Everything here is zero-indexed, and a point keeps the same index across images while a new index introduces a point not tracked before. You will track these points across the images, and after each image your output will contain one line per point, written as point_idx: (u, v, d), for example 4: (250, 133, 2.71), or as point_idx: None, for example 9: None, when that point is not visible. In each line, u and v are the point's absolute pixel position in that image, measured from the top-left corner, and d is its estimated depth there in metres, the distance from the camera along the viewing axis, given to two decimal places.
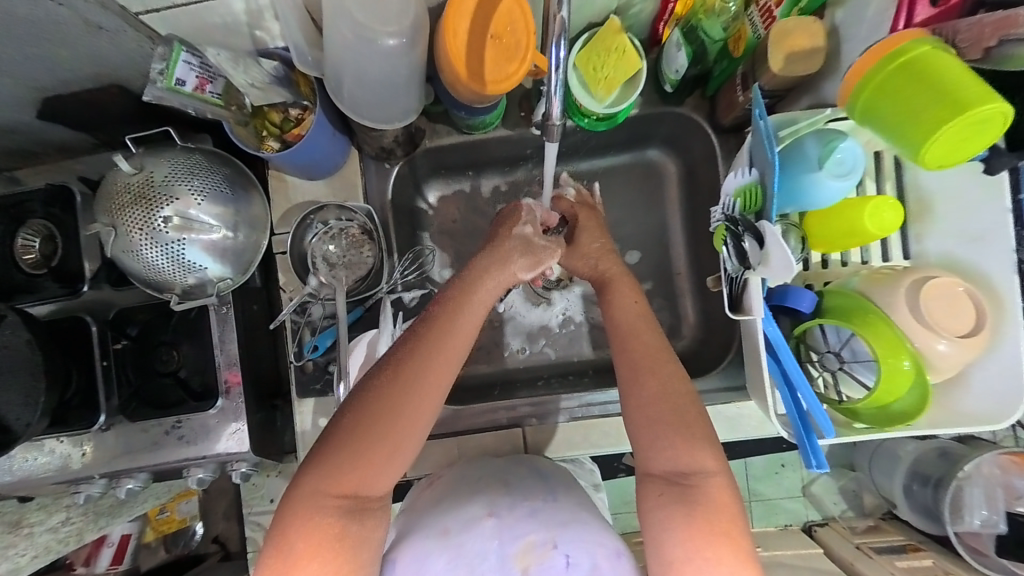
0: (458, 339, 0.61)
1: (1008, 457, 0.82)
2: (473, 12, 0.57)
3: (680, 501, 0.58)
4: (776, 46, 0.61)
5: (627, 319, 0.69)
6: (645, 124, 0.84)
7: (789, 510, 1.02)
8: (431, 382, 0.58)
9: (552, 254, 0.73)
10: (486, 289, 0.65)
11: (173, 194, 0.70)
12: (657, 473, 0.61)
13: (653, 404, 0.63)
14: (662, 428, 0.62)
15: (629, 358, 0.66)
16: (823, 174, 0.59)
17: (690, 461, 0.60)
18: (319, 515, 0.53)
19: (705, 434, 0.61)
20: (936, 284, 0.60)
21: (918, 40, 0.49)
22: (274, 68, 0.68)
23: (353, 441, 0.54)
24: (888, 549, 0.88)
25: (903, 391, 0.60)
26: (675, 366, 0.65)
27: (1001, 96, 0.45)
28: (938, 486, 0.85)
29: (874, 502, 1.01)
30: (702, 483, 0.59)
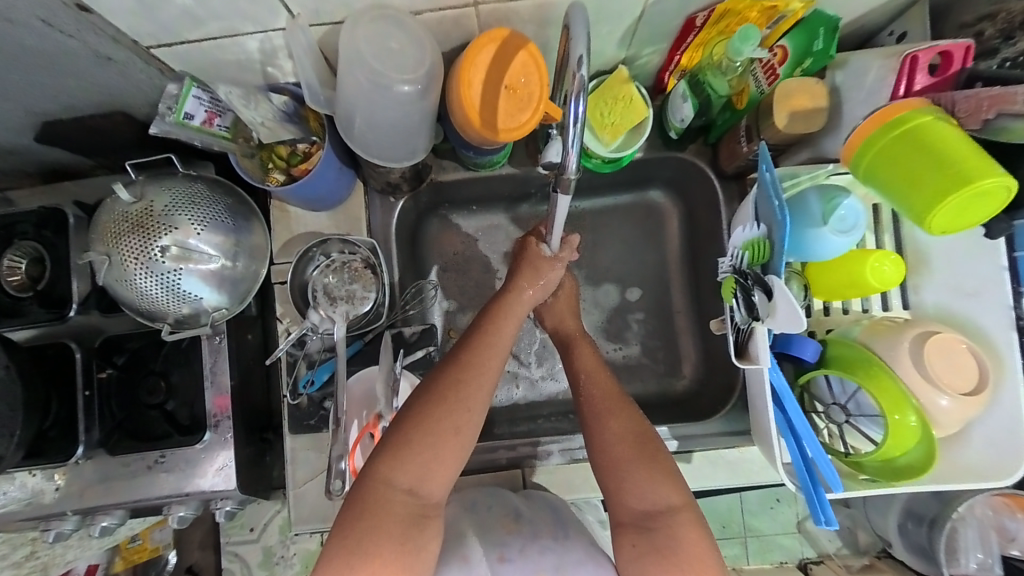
0: (507, 338, 0.64)
1: (1001, 497, 0.80)
2: (490, 62, 0.58)
3: (653, 552, 0.57)
4: (780, 104, 0.64)
5: (587, 366, 0.70)
6: (648, 167, 0.86)
7: (784, 546, 1.02)
8: (487, 376, 0.60)
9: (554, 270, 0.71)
10: (520, 303, 0.68)
11: (172, 223, 0.69)
12: (627, 521, 0.60)
13: (612, 447, 0.62)
14: (625, 467, 0.61)
15: (590, 401, 0.66)
16: (827, 230, 0.60)
17: (659, 497, 0.59)
18: (384, 510, 0.53)
19: (672, 470, 0.61)
20: (940, 339, 0.60)
21: (921, 109, 0.52)
22: (284, 103, 0.67)
23: (419, 431, 0.55)
24: None
25: (909, 447, 0.59)
26: (631, 409, 0.65)
27: (1003, 172, 0.47)
28: (933, 526, 0.82)
29: (868, 540, 0.98)
30: (670, 524, 0.58)
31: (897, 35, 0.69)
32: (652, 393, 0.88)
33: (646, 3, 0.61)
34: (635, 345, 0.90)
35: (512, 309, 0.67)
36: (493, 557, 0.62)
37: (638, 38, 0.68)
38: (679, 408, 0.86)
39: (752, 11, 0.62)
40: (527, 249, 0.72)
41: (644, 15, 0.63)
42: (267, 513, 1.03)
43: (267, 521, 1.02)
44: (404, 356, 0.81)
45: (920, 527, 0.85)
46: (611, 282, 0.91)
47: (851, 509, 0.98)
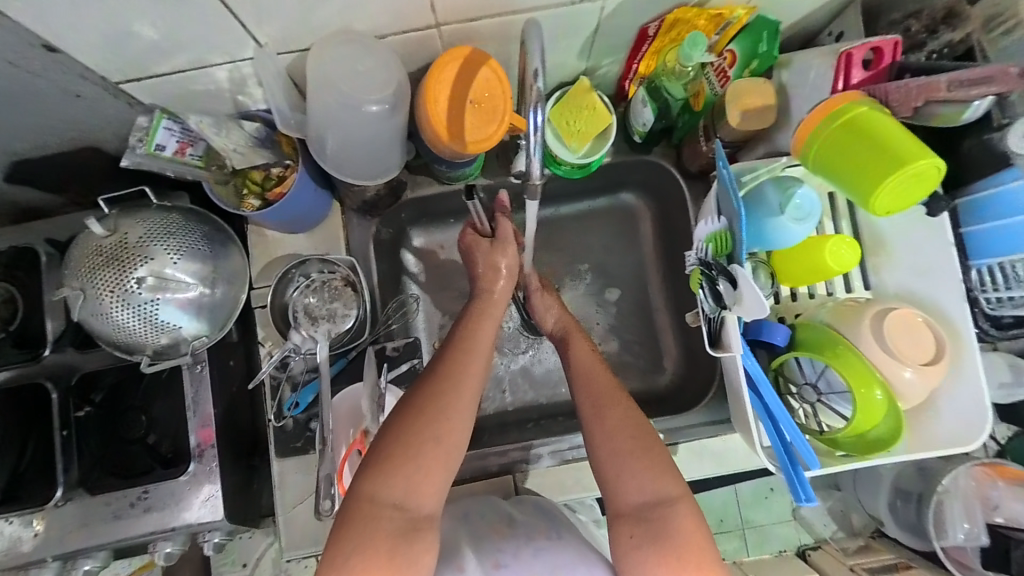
0: (487, 340, 0.65)
1: (981, 468, 0.81)
2: (454, 77, 0.59)
3: (651, 543, 0.55)
4: (731, 104, 0.68)
5: (584, 360, 0.69)
6: (618, 172, 0.89)
7: (779, 535, 1.03)
8: (470, 381, 0.60)
9: (503, 252, 0.72)
10: (495, 306, 0.69)
11: (147, 254, 0.69)
12: (626, 513, 0.58)
13: (612, 438, 0.61)
14: (630, 462, 0.59)
15: (590, 390, 0.65)
16: (785, 219, 0.63)
17: (657, 489, 0.58)
18: (372, 526, 0.51)
19: (667, 460, 0.60)
20: (899, 317, 0.63)
21: (857, 100, 0.56)
22: (255, 129, 0.69)
23: (402, 443, 0.54)
24: (879, 568, 0.88)
25: (879, 420, 0.61)
26: (631, 404, 0.64)
27: (933, 156, 0.51)
28: (919, 501, 0.85)
29: (861, 521, 1.00)
30: (667, 515, 0.56)
31: (835, 36, 0.74)
32: (637, 388, 0.90)
33: (600, 16, 0.65)
34: (616, 344, 0.92)
35: (488, 310, 0.69)
36: (486, 566, 0.61)
37: (596, 49, 0.73)
38: (663, 403, 0.88)
39: (701, 18, 0.67)
40: (473, 246, 0.74)
41: (601, 27, 0.67)
42: (259, 546, 1.00)
43: (260, 555, 1.00)
44: (388, 370, 0.80)
45: (907, 503, 0.87)
46: (590, 283, 0.94)
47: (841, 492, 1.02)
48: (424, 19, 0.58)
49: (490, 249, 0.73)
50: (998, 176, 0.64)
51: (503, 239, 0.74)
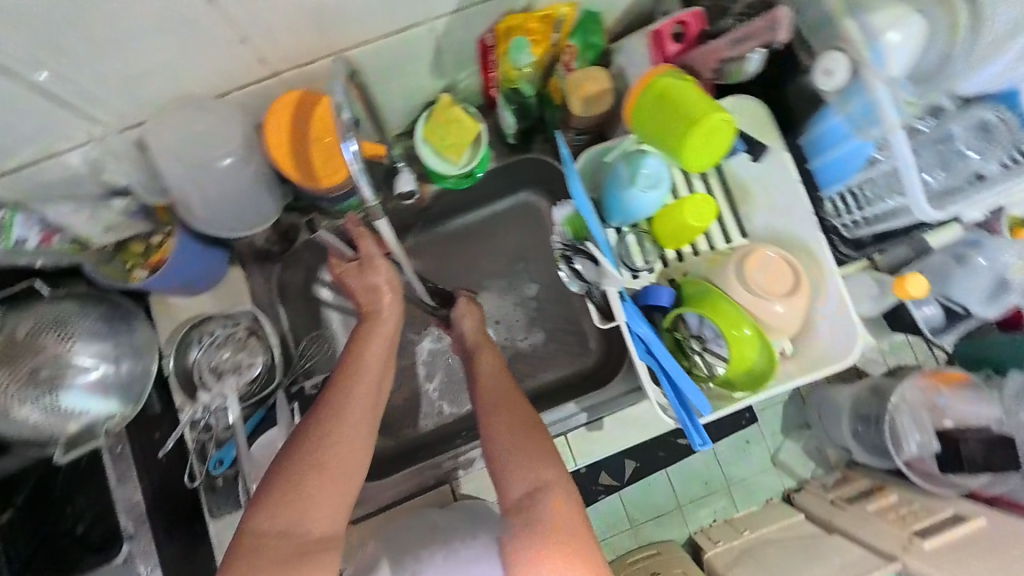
0: (380, 356, 0.65)
1: (925, 379, 0.87)
2: (290, 119, 0.63)
3: (526, 529, 0.56)
4: (571, 94, 0.71)
5: (491, 371, 0.71)
6: (509, 173, 0.91)
7: (766, 485, 1.00)
8: (361, 398, 0.61)
9: (382, 273, 0.70)
10: (388, 324, 0.69)
11: (40, 345, 0.70)
12: (510, 504, 0.59)
13: (503, 435, 0.63)
14: (520, 453, 0.61)
15: (485, 395, 0.68)
16: (636, 189, 0.68)
17: (536, 477, 0.60)
18: (261, 558, 0.51)
19: (551, 449, 0.62)
20: (760, 257, 0.68)
21: (662, 70, 0.60)
22: (129, 206, 0.70)
23: (291, 470, 0.55)
24: (858, 496, 0.91)
25: (755, 355, 0.66)
26: (526, 404, 0.66)
27: (720, 109, 0.57)
28: (877, 422, 0.89)
29: (835, 455, 1.00)
30: (542, 501, 0.58)
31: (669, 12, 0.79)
32: (568, 374, 0.93)
33: (435, 37, 0.68)
34: (540, 336, 0.95)
35: (378, 331, 0.68)
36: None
37: (446, 66, 0.74)
38: (593, 384, 0.90)
39: (531, 22, 0.68)
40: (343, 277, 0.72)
41: (439, 47, 0.70)
42: None
43: None
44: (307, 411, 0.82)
45: (868, 427, 0.91)
46: (507, 282, 0.96)
47: (812, 430, 1.01)
48: (260, 71, 0.61)
49: (360, 271, 0.71)
50: (822, 113, 0.68)
51: (370, 264, 0.70)
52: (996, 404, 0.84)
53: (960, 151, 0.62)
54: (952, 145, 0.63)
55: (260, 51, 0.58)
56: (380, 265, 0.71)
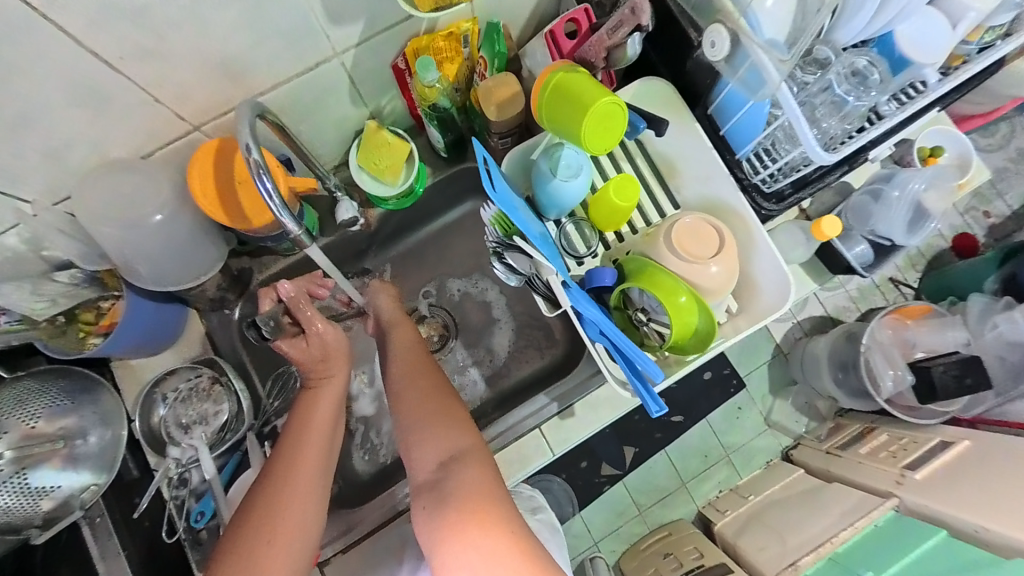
0: (327, 416, 0.64)
1: (892, 316, 0.89)
2: (215, 168, 0.65)
3: (437, 504, 0.55)
4: (486, 102, 0.74)
5: (404, 346, 0.71)
6: (450, 185, 0.94)
7: (764, 447, 1.03)
8: (308, 461, 0.60)
9: (333, 333, 0.69)
10: (331, 386, 0.67)
11: (2, 429, 0.69)
12: (423, 482, 0.58)
13: (415, 408, 0.63)
14: (431, 425, 0.61)
15: (398, 373, 0.68)
16: (559, 181, 0.71)
17: (449, 446, 0.59)
18: None
19: (464, 420, 0.62)
20: (684, 226, 0.71)
21: (554, 68, 0.64)
22: (74, 276, 0.71)
23: (239, 540, 0.55)
24: (848, 442, 0.93)
25: (697, 319, 0.69)
26: (441, 377, 0.67)
27: (609, 93, 0.60)
28: (854, 368, 0.91)
29: (826, 406, 1.02)
30: (456, 469, 0.57)
31: None
32: (539, 368, 0.95)
33: (347, 70, 0.71)
34: (506, 337, 0.97)
35: (323, 392, 0.66)
36: None
37: (365, 94, 0.77)
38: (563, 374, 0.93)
39: (436, 41, 0.71)
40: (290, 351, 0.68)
41: (354, 77, 0.73)
42: None
43: None
44: None
45: (847, 373, 0.92)
46: (468, 289, 0.99)
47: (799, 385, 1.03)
48: (179, 128, 0.63)
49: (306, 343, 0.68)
50: (721, 82, 0.71)
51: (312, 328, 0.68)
52: (961, 329, 0.86)
53: (842, 96, 0.63)
54: (833, 92, 0.64)
55: (177, 109, 0.61)
56: (326, 333, 0.69)
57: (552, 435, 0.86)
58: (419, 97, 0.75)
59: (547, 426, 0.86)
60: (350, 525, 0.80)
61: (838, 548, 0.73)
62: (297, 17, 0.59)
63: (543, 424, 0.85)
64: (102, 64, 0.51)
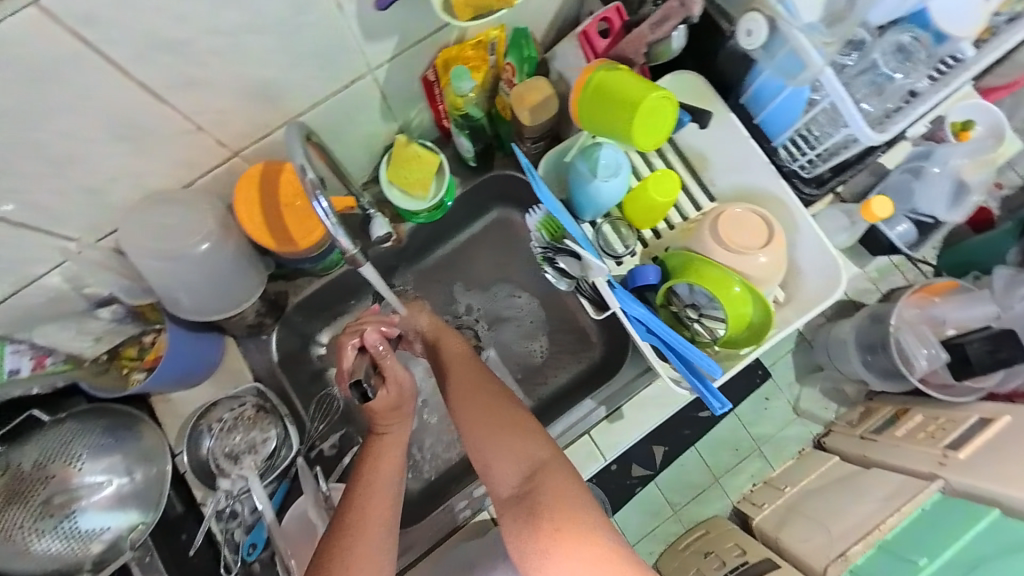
0: (393, 470, 0.61)
1: (916, 294, 0.87)
2: (260, 191, 0.66)
3: (528, 519, 0.54)
4: (518, 106, 0.74)
5: (456, 354, 0.68)
6: (475, 195, 0.93)
7: (794, 437, 0.99)
8: (379, 515, 0.57)
9: (404, 383, 0.65)
10: (395, 437, 0.63)
11: (48, 473, 0.68)
12: (505, 495, 0.57)
13: (479, 420, 0.61)
14: (502, 436, 0.59)
15: (454, 383, 0.64)
16: (598, 181, 0.71)
17: (527, 457, 0.58)
18: None
19: (530, 427, 0.60)
20: (727, 217, 0.71)
21: (595, 66, 0.64)
22: (114, 311, 0.70)
23: None
24: (882, 424, 0.89)
25: (750, 309, 0.68)
26: (498, 385, 0.64)
27: (656, 88, 0.60)
28: (883, 348, 0.87)
29: (854, 389, 0.98)
30: (540, 481, 0.55)
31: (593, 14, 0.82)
32: (578, 372, 0.94)
33: (379, 86, 0.70)
34: (541, 342, 0.96)
35: (386, 444, 0.62)
36: None
37: (394, 108, 0.77)
38: (604, 375, 0.91)
39: (465, 50, 0.71)
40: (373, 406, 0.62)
41: (385, 92, 0.72)
42: None
43: None
44: (331, 473, 0.81)
45: (877, 354, 0.88)
46: (498, 297, 0.98)
47: (825, 370, 0.99)
48: (219, 155, 0.63)
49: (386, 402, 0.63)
50: (753, 71, 0.72)
51: (390, 380, 0.65)
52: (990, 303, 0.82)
53: (887, 75, 0.65)
54: (876, 71, 0.65)
55: (217, 136, 0.60)
56: (397, 386, 0.64)
57: (601, 438, 0.85)
58: (450, 106, 0.75)
59: (594, 430, 0.85)
60: (404, 546, 0.78)
61: (887, 535, 0.70)
62: (334, 36, 0.58)
63: (591, 430, 0.84)
64: (148, 96, 0.51)
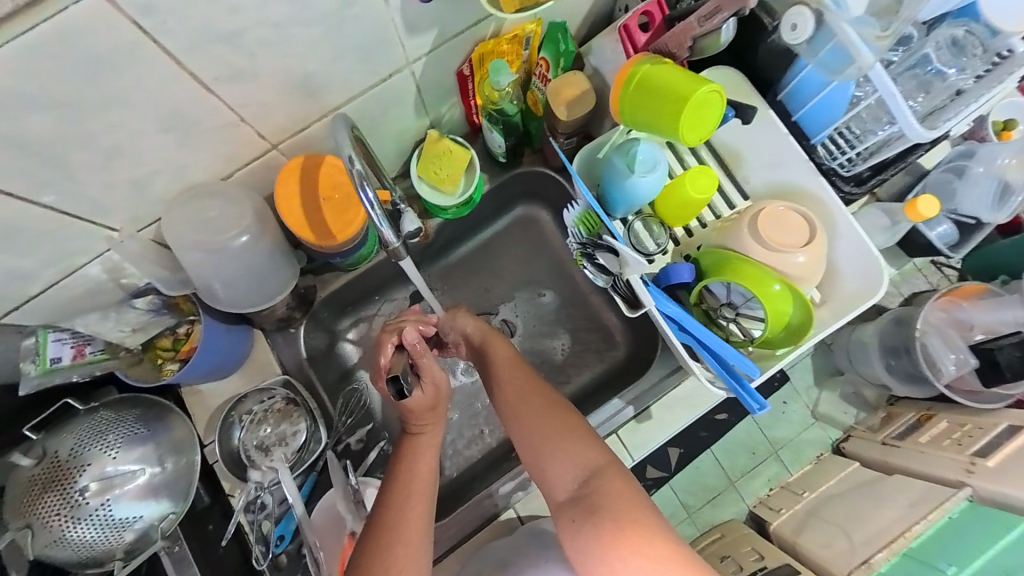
0: (429, 468, 0.61)
1: (943, 298, 0.83)
2: (300, 184, 0.67)
3: (588, 521, 0.54)
4: (554, 101, 0.75)
5: (502, 358, 0.68)
6: (501, 192, 0.92)
7: (812, 441, 0.93)
8: (417, 512, 0.57)
9: (438, 378, 0.66)
10: (430, 435, 0.64)
11: (84, 461, 0.68)
12: (562, 499, 0.58)
13: (533, 425, 0.61)
14: (557, 440, 0.60)
15: (503, 388, 0.65)
16: (636, 176, 0.70)
17: (584, 460, 0.58)
18: None
19: (585, 429, 0.60)
20: (768, 216, 0.70)
21: (640, 61, 0.64)
22: (149, 303, 0.71)
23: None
24: (905, 430, 0.84)
25: (790, 308, 0.67)
26: (548, 388, 0.64)
27: (706, 82, 0.60)
28: (906, 351, 0.83)
29: (874, 393, 0.92)
30: (599, 483, 0.56)
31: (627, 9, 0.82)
32: (602, 371, 0.93)
33: (415, 80, 0.70)
34: (565, 341, 0.95)
35: (421, 444, 0.63)
36: None
37: (427, 103, 0.76)
38: (630, 375, 0.90)
39: (501, 45, 0.71)
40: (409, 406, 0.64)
41: (420, 86, 0.72)
42: None
43: None
44: (358, 466, 0.82)
45: (900, 358, 0.85)
46: (521, 295, 0.97)
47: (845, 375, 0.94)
48: (258, 147, 0.63)
49: (422, 399, 0.64)
50: (795, 66, 0.71)
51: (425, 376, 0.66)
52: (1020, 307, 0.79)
53: (938, 70, 0.64)
54: (925, 66, 0.64)
55: (258, 128, 0.60)
56: (432, 388, 0.65)
57: (629, 439, 0.83)
58: (485, 100, 0.75)
59: (623, 431, 0.83)
60: None
61: (912, 544, 0.68)
62: (377, 30, 0.58)
63: (619, 430, 0.82)
64: (197, 87, 0.51)
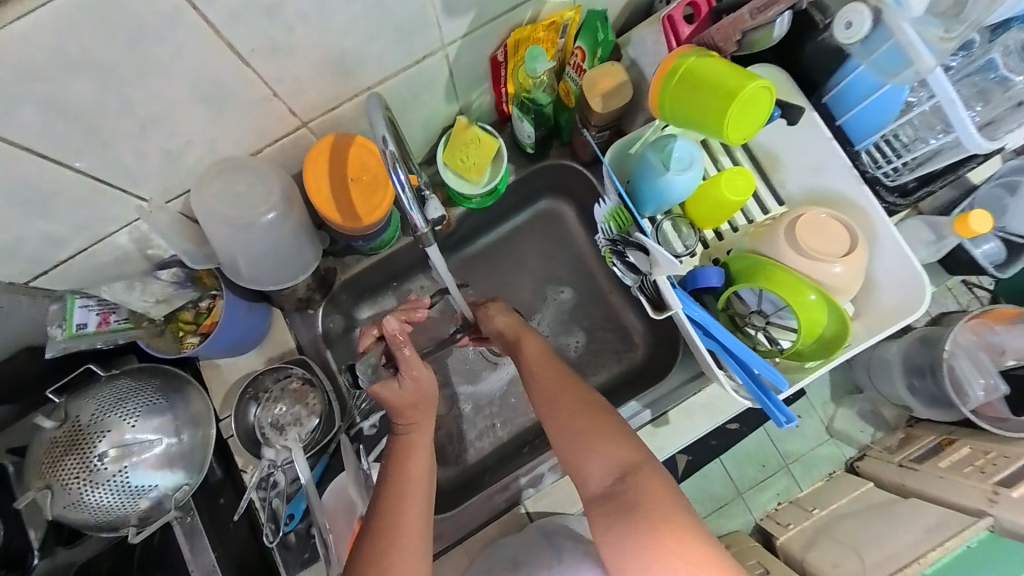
0: (423, 467, 0.60)
1: (976, 319, 0.79)
2: (329, 163, 0.67)
3: (622, 518, 0.54)
4: (590, 92, 0.73)
5: (535, 354, 0.67)
6: (526, 184, 0.91)
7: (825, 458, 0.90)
8: (412, 512, 0.57)
9: (426, 376, 0.66)
10: (423, 434, 0.63)
11: (104, 427, 0.69)
12: (593, 495, 0.57)
13: (567, 420, 0.60)
14: (590, 437, 0.59)
15: (536, 383, 0.64)
16: (671, 174, 0.68)
17: (619, 458, 0.57)
18: None
19: (621, 428, 0.60)
20: (809, 223, 0.67)
21: (685, 54, 0.62)
22: (174, 275, 0.71)
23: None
24: (925, 453, 0.81)
25: (824, 320, 0.64)
26: (583, 386, 0.63)
27: (756, 78, 0.58)
28: (932, 373, 0.80)
29: (894, 413, 0.89)
30: (636, 482, 0.55)
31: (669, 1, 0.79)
32: (618, 373, 0.91)
33: (449, 63, 0.68)
34: (581, 340, 0.93)
35: (414, 441, 0.62)
36: None
37: (459, 89, 0.75)
38: (647, 379, 0.89)
39: (538, 31, 0.69)
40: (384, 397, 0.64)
41: (453, 71, 0.71)
42: None
43: None
44: (370, 451, 0.82)
45: (924, 379, 0.81)
46: (540, 290, 0.96)
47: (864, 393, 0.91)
48: (289, 124, 0.63)
49: (404, 393, 0.64)
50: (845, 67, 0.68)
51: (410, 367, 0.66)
52: None
53: (1002, 76, 0.60)
54: (989, 73, 0.61)
55: (290, 105, 0.60)
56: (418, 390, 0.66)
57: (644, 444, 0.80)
58: (519, 87, 0.73)
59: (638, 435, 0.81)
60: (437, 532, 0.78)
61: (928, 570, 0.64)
62: (415, 10, 0.57)
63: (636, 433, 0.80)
64: (234, 59, 0.50)
